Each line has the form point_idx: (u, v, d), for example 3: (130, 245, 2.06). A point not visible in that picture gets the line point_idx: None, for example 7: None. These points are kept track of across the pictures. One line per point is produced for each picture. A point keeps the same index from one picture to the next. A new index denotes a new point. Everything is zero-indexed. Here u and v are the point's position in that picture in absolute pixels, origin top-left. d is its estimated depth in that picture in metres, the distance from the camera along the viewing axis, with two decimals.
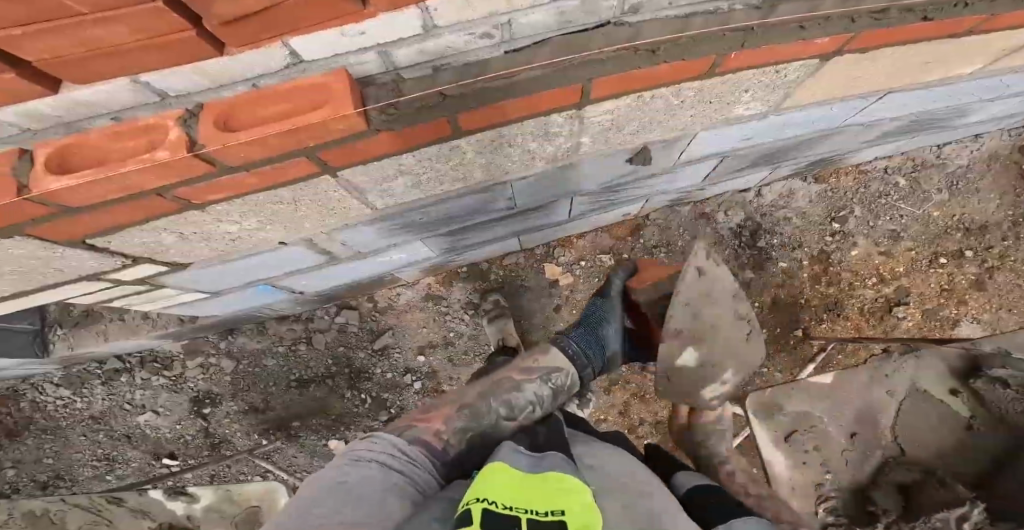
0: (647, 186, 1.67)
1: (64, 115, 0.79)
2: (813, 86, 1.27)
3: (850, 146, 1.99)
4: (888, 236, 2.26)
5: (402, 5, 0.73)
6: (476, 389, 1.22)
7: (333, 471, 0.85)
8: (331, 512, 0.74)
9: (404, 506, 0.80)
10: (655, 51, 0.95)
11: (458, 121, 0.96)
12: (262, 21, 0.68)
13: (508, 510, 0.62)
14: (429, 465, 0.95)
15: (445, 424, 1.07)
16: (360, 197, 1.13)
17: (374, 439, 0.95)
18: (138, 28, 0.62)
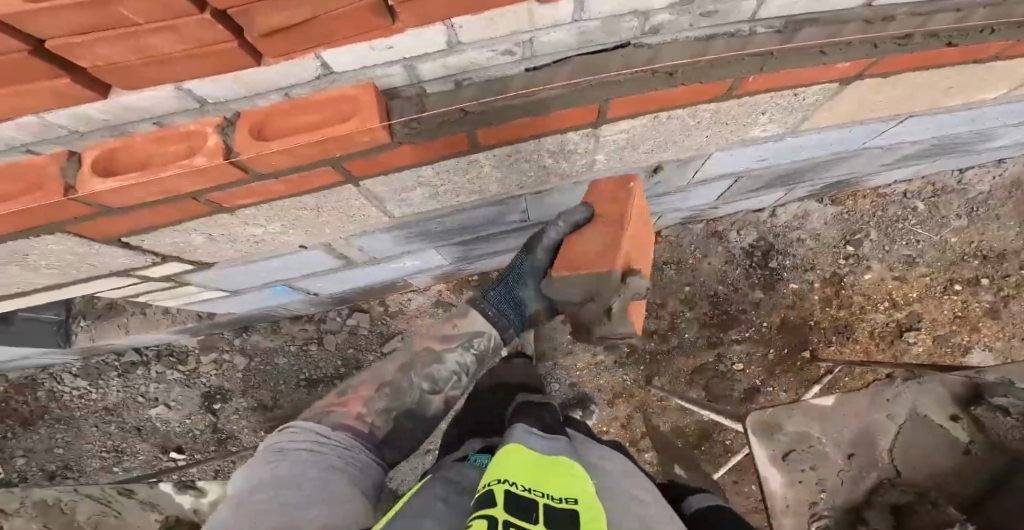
0: (662, 203, 1.69)
1: (111, 118, 0.86)
2: (831, 109, 1.29)
3: (868, 169, 2.00)
4: (903, 261, 2.24)
5: (429, 22, 0.78)
6: (398, 363, 1.35)
7: (263, 462, 0.91)
8: (280, 488, 0.82)
9: (346, 477, 0.94)
10: (672, 73, 0.98)
11: (476, 136, 0.99)
12: (297, 35, 0.74)
13: (527, 491, 0.63)
14: (354, 443, 1.09)
15: (367, 406, 1.22)
16: (379, 205, 1.16)
17: (292, 429, 1.03)
18: (187, 38, 0.69)
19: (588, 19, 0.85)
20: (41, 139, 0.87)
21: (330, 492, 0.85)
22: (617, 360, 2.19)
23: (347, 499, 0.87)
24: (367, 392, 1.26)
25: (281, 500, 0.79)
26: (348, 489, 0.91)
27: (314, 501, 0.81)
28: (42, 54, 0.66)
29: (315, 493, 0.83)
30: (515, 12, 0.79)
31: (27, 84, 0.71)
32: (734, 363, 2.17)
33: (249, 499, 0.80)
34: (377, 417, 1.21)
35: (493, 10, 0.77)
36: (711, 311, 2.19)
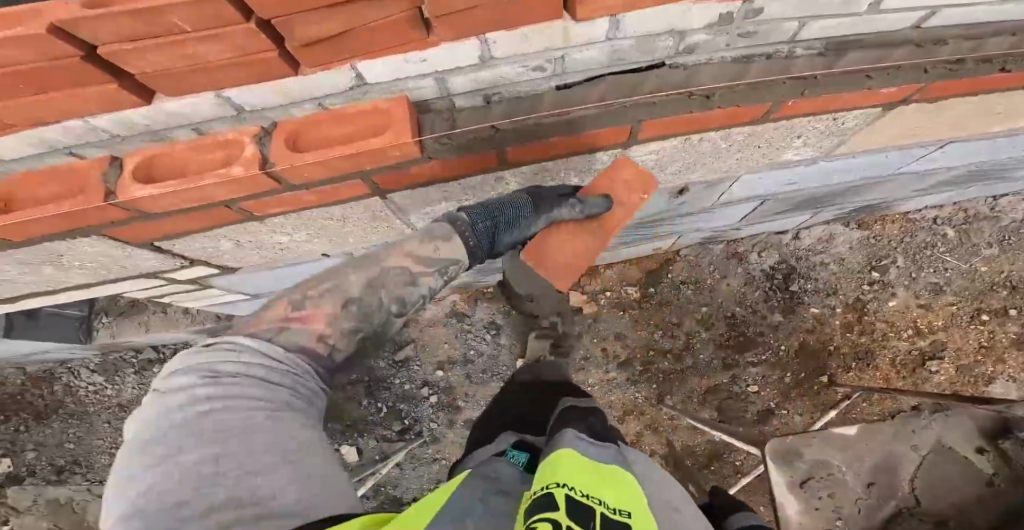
0: (687, 222, 1.66)
1: (152, 123, 0.99)
2: (871, 133, 1.26)
3: (900, 195, 1.96)
4: (929, 288, 2.19)
5: (464, 37, 0.81)
6: (364, 275, 0.95)
7: (177, 397, 0.65)
8: (216, 450, 0.59)
9: (303, 419, 0.72)
10: (711, 96, 0.97)
11: (507, 155, 1.00)
12: (330, 46, 0.80)
13: (586, 498, 0.58)
14: (307, 368, 0.83)
15: (330, 325, 0.89)
16: (403, 217, 1.15)
17: (216, 346, 0.75)
18: (232, 46, 0.78)
19: (624, 37, 0.87)
20: (83, 141, 0.99)
21: (287, 449, 0.65)
22: (630, 378, 2.13)
23: (310, 455, 0.68)
24: (325, 309, 0.89)
25: (225, 471, 0.58)
26: (308, 436, 0.71)
27: (269, 473, 0.61)
28: (92, 60, 0.77)
29: (269, 455, 0.62)
30: (549, 29, 0.81)
31: (82, 87, 0.83)
32: (749, 384, 2.13)
33: (170, 462, 0.57)
34: (340, 339, 0.90)
35: (526, 27, 0.80)
36: (728, 332, 2.15)
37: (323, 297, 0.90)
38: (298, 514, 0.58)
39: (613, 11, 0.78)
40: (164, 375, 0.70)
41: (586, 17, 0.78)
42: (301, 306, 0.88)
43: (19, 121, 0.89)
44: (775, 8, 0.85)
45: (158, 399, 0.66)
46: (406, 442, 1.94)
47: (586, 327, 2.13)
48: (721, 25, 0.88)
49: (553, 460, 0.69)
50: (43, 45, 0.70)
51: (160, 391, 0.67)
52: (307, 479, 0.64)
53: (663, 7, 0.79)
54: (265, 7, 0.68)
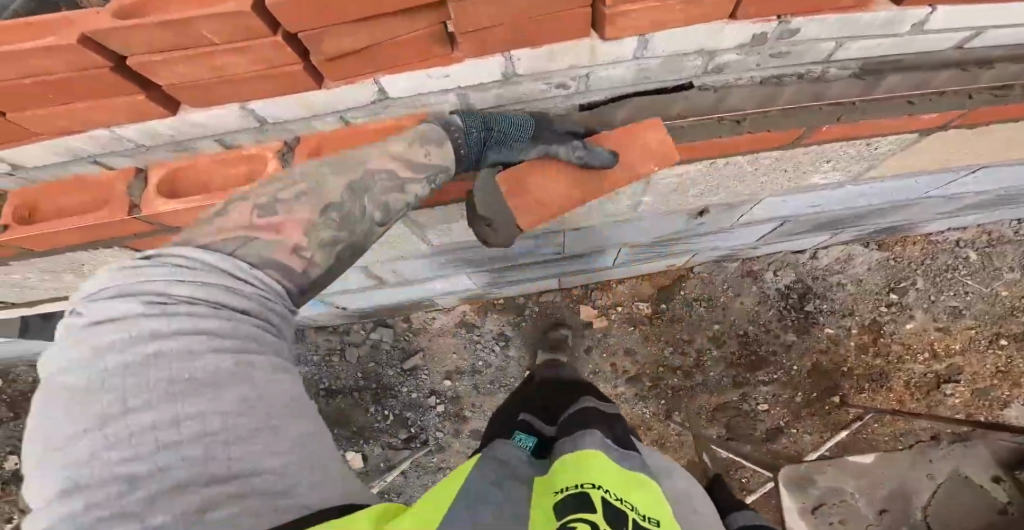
0: (706, 240, 1.64)
1: (177, 134, 1.03)
2: (904, 158, 1.24)
3: (924, 217, 1.93)
4: (948, 312, 2.14)
5: (487, 54, 0.95)
6: (346, 178, 0.80)
7: (113, 330, 0.52)
8: (173, 411, 0.49)
9: (278, 362, 0.62)
10: (741, 121, 0.96)
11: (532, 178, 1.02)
12: (358, 58, 0.93)
13: (618, 502, 0.62)
14: (281, 289, 0.69)
15: (305, 236, 0.73)
16: (420, 234, 1.14)
17: (159, 258, 0.59)
18: (264, 58, 0.89)
19: (650, 58, 0.95)
20: (109, 151, 1.03)
21: (262, 405, 0.56)
22: (638, 394, 2.09)
23: (290, 410, 0.59)
24: (300, 216, 0.74)
25: (189, 440, 0.49)
26: (285, 383, 0.61)
27: (242, 442, 0.52)
28: (122, 69, 0.85)
29: (242, 416, 0.53)
30: (577, 47, 0.92)
31: (112, 97, 0.90)
32: (759, 403, 2.07)
33: (114, 427, 0.47)
34: (319, 253, 0.75)
35: (551, 43, 0.91)
36: (739, 350, 2.11)
37: (298, 201, 0.74)
38: (280, 491, 0.51)
39: (640, 31, 0.87)
40: (94, 292, 0.56)
41: (614, 37, 0.88)
42: (272, 211, 0.72)
43: (46, 131, 0.94)
44: (811, 28, 0.89)
45: (86, 328, 0.53)
46: (412, 450, 1.92)
47: (596, 342, 2.09)
48: (752, 45, 0.92)
49: (585, 458, 0.71)
50: (73, 54, 0.78)
51: (90, 316, 0.54)
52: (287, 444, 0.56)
53: (691, 27, 0.87)
54: (299, 21, 0.82)
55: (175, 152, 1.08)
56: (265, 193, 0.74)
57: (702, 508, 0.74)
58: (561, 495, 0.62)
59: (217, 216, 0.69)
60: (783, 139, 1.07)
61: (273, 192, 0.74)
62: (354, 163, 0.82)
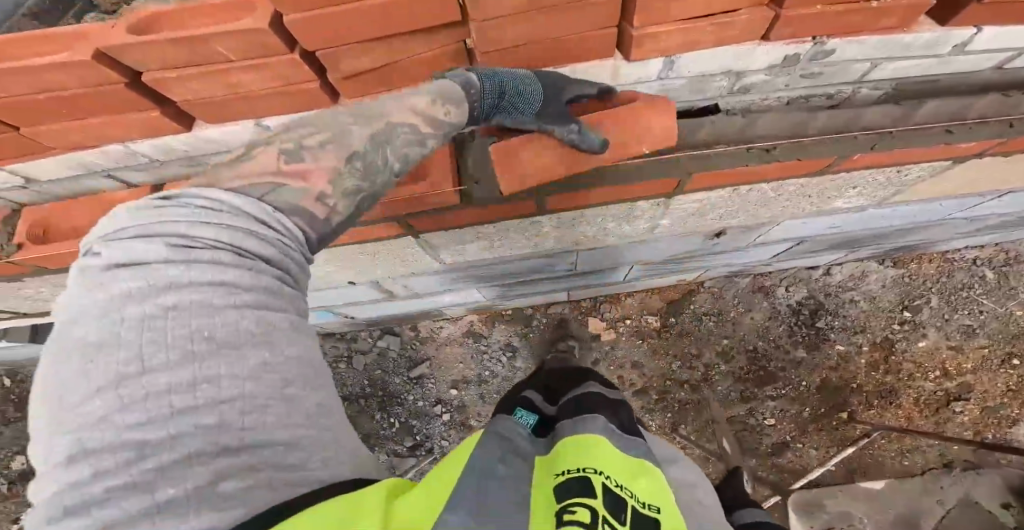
0: (721, 258, 1.62)
1: (190, 149, 1.05)
2: (934, 184, 1.21)
3: (943, 237, 1.90)
4: (961, 331, 2.11)
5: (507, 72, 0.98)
6: (369, 128, 0.73)
7: (129, 280, 0.49)
8: (189, 375, 0.48)
9: (295, 324, 0.59)
10: (769, 149, 0.92)
11: (545, 205, 0.97)
12: (375, 77, 0.93)
13: (619, 488, 0.60)
14: (302, 237, 0.66)
15: (331, 184, 0.69)
16: (433, 253, 1.13)
17: (181, 205, 0.56)
18: (283, 76, 0.90)
19: (675, 77, 1.03)
20: (124, 165, 1.06)
21: (277, 371, 0.53)
22: (645, 407, 2.05)
23: (303, 377, 0.57)
24: (326, 163, 0.69)
25: (202, 407, 0.47)
26: (301, 347, 0.59)
27: (256, 412, 0.50)
28: (137, 85, 0.86)
29: (257, 383, 0.51)
30: (602, 66, 0.98)
31: (128, 113, 0.91)
32: (766, 417, 2.04)
33: (129, 389, 0.45)
34: (343, 202, 0.71)
35: (574, 64, 0.97)
36: (748, 366, 2.08)
37: (323, 148, 0.69)
38: (291, 466, 0.51)
39: (667, 52, 0.94)
40: (110, 237, 0.53)
41: (640, 58, 0.95)
42: (299, 157, 0.68)
43: (61, 145, 0.97)
44: (850, 50, 1.00)
45: (100, 276, 0.50)
46: (417, 459, 1.91)
47: (604, 355, 2.07)
48: (782, 66, 1.04)
49: (586, 442, 0.68)
50: (90, 71, 0.80)
51: (105, 263, 0.51)
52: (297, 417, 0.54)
53: (720, 49, 0.96)
54: (310, 40, 0.83)
55: (189, 167, 1.10)
56: (288, 137, 0.69)
57: (706, 500, 0.74)
58: (560, 479, 0.60)
59: (237, 162, 0.65)
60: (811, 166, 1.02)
61: (300, 137, 0.70)
62: (376, 113, 0.74)
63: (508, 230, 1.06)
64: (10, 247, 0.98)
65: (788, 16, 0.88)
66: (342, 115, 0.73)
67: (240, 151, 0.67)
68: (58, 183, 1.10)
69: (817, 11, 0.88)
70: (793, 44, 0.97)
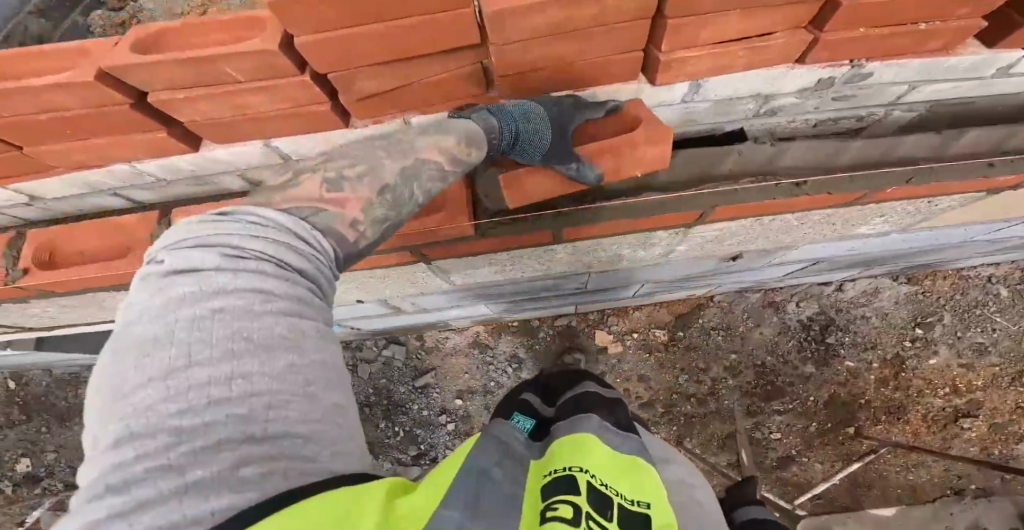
0: (734, 276, 1.58)
1: (196, 169, 1.10)
2: (964, 212, 1.16)
3: (961, 256, 1.85)
4: (974, 348, 2.07)
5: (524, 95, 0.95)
6: (401, 162, 0.71)
7: (186, 284, 0.48)
8: (228, 370, 0.45)
9: (324, 333, 0.56)
10: (799, 184, 0.90)
11: (562, 235, 0.95)
12: (388, 98, 0.92)
13: (604, 487, 0.58)
14: (332, 254, 0.63)
15: (362, 213, 0.66)
16: (443, 276, 1.11)
17: (234, 219, 0.55)
18: (294, 96, 0.89)
19: (699, 101, 1.00)
20: (129, 184, 1.11)
21: (304, 373, 0.50)
22: (650, 419, 2.04)
23: (327, 380, 0.53)
24: (361, 195, 0.66)
25: (237, 398, 0.44)
26: (329, 355, 0.55)
27: (278, 405, 0.46)
28: (141, 106, 0.87)
29: (287, 384, 0.48)
30: (625, 89, 0.94)
31: (133, 133, 0.94)
32: (772, 431, 2.02)
33: (176, 380, 0.43)
34: (372, 230, 0.69)
35: (596, 88, 0.94)
36: (755, 380, 2.06)
37: (360, 180, 0.67)
38: (304, 456, 0.46)
39: (694, 76, 0.91)
40: (171, 244, 0.52)
41: (665, 82, 0.92)
42: (339, 187, 0.65)
43: (66, 165, 1.02)
44: (888, 72, 0.97)
45: (157, 279, 0.49)
46: (420, 468, 1.92)
47: (610, 368, 2.05)
48: (815, 89, 1.01)
49: (579, 441, 0.67)
50: (95, 92, 0.81)
51: (164, 268, 0.50)
52: (317, 413, 0.50)
53: (751, 72, 0.93)
54: (321, 63, 0.80)
55: (193, 185, 1.15)
56: (332, 166, 0.67)
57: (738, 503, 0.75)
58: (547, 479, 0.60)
59: (284, 187, 0.64)
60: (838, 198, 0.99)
61: (340, 167, 0.68)
62: (407, 149, 0.71)
63: (521, 257, 1.05)
64: (14, 275, 0.94)
65: (827, 40, 0.84)
66: (377, 148, 0.71)
67: (287, 175, 0.66)
68: (61, 200, 1.16)
69: (860, 34, 0.84)
70: (829, 68, 0.94)
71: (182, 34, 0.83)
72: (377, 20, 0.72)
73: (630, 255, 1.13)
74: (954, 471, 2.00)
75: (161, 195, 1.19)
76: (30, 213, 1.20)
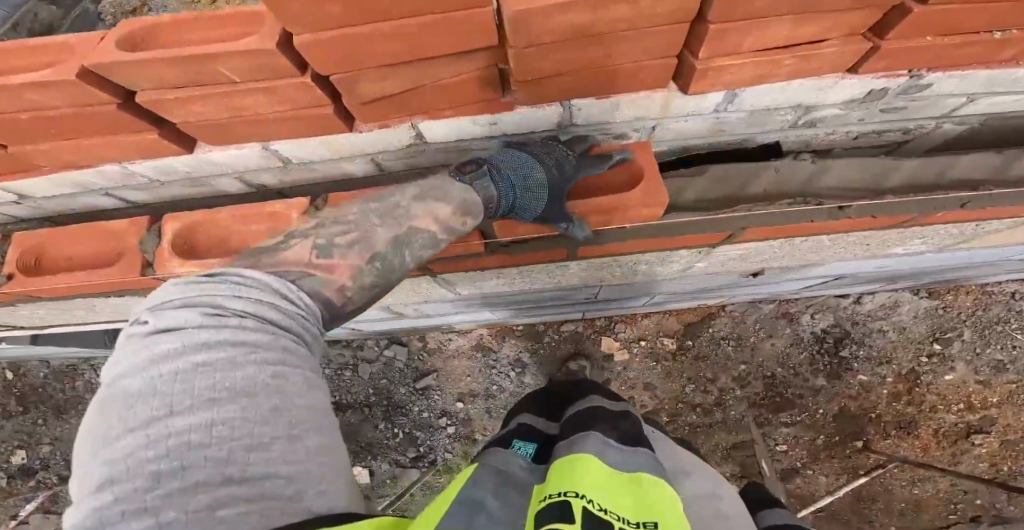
0: (749, 290, 1.52)
1: (192, 171, 1.05)
2: (1008, 234, 1.09)
3: (990, 272, 1.77)
4: (992, 366, 2.00)
5: (545, 103, 0.89)
6: (394, 230, 0.67)
7: (166, 340, 0.43)
8: (209, 418, 0.39)
9: (310, 381, 0.49)
10: (843, 206, 0.82)
11: (576, 252, 0.92)
12: (394, 102, 0.86)
13: (602, 511, 0.51)
14: (319, 316, 0.57)
15: (352, 280, 0.61)
16: (448, 287, 1.06)
17: (217, 277, 0.49)
18: (295, 98, 0.84)
19: (733, 111, 0.93)
20: (121, 184, 1.07)
21: (288, 416, 0.44)
22: None
23: (313, 420, 0.46)
24: (352, 261, 0.62)
25: (217, 442, 0.39)
26: (316, 398, 0.49)
27: (259, 445, 0.40)
28: (129, 106, 0.84)
29: (272, 425, 0.42)
30: (652, 97, 0.88)
31: (120, 134, 0.90)
32: (779, 443, 1.98)
33: (155, 431, 0.38)
34: (360, 297, 0.62)
35: (622, 96, 0.87)
36: (764, 392, 2.00)
37: (350, 246, 0.62)
38: (285, 496, 0.39)
39: (731, 86, 0.84)
40: (154, 302, 0.47)
41: (698, 91, 0.85)
42: (328, 253, 0.61)
43: (56, 164, 0.99)
44: (946, 83, 0.89)
45: (136, 338, 0.44)
46: (419, 470, 1.91)
47: (615, 375, 2.00)
48: (863, 100, 0.93)
49: (569, 463, 0.60)
50: (78, 89, 0.77)
51: (147, 322, 0.45)
52: (301, 451, 0.43)
53: (796, 82, 0.85)
54: (329, 66, 0.75)
55: (189, 187, 1.11)
56: (323, 232, 0.63)
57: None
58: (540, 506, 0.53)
59: (272, 250, 0.60)
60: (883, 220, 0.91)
61: (330, 233, 0.64)
62: (402, 214, 0.68)
63: (532, 272, 1.00)
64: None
65: (889, 49, 0.77)
66: (372, 213, 0.68)
67: (276, 239, 0.63)
68: (51, 199, 1.12)
69: (926, 42, 0.77)
70: (884, 79, 0.86)
71: (172, 30, 0.79)
72: (385, 17, 0.66)
73: (645, 272, 1.08)
74: (960, 486, 1.95)
75: (154, 195, 1.14)
76: (21, 211, 1.15)
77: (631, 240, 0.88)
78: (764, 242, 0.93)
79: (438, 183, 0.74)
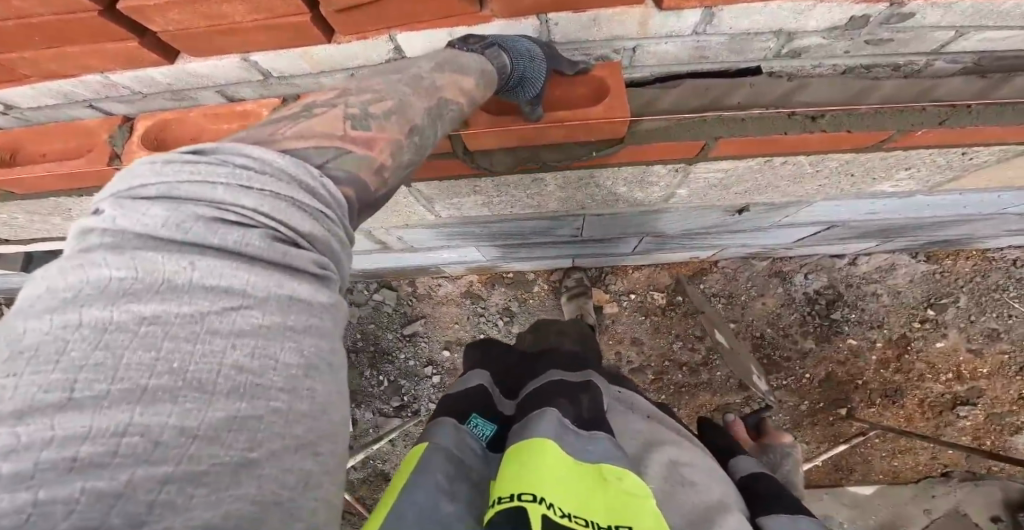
0: (729, 239, 1.53)
1: (174, 83, 1.05)
2: (990, 174, 1.11)
3: (988, 232, 1.75)
4: (986, 333, 1.96)
5: (521, 16, 0.83)
6: (428, 102, 0.64)
7: (113, 268, 0.35)
8: (122, 420, 0.30)
9: (309, 362, 0.40)
10: (816, 118, 0.90)
11: (551, 166, 0.99)
12: (366, 13, 0.82)
13: (567, 519, 0.57)
14: (346, 204, 0.53)
15: (392, 156, 0.60)
16: (426, 204, 1.16)
17: (218, 160, 0.43)
18: (271, 7, 0.81)
19: (714, 34, 0.85)
20: (104, 95, 1.07)
21: (248, 430, 0.34)
22: (640, 385, 2.00)
23: (286, 438, 0.36)
24: (392, 134, 0.60)
25: (119, 462, 0.29)
26: (303, 400, 0.39)
27: (189, 480, 0.30)
28: (111, 15, 0.82)
29: (224, 444, 0.33)
30: (628, 14, 0.80)
31: (103, 42, 0.89)
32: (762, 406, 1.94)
33: (32, 426, 0.28)
34: (398, 176, 0.61)
35: (601, 10, 0.79)
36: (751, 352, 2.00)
37: (388, 117, 0.60)
38: None
39: (708, 3, 0.76)
40: (122, 190, 0.41)
41: (674, 7, 0.77)
42: (365, 124, 0.58)
43: (37, 74, 0.98)
44: (929, 14, 0.80)
45: (78, 255, 0.37)
46: (402, 419, 1.94)
47: (603, 327, 2.03)
48: (844, 29, 0.84)
49: (535, 449, 0.65)
50: None
51: (105, 228, 0.38)
52: (256, 486, 0.33)
53: (774, 3, 0.77)
54: None
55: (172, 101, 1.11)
56: (355, 101, 0.60)
57: (696, 478, 0.78)
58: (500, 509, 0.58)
59: (293, 120, 0.56)
60: (863, 143, 0.97)
61: (363, 101, 0.61)
62: (430, 86, 0.65)
63: (507, 186, 1.07)
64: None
65: None
66: (401, 84, 0.64)
67: (297, 111, 0.58)
68: (37, 110, 1.12)
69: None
70: (863, 5, 0.78)
71: None
72: None
73: (620, 192, 1.13)
74: (941, 460, 1.93)
75: (138, 110, 1.13)
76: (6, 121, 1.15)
77: (605, 158, 0.96)
78: (725, 166, 1.01)
79: (443, 53, 0.72)
